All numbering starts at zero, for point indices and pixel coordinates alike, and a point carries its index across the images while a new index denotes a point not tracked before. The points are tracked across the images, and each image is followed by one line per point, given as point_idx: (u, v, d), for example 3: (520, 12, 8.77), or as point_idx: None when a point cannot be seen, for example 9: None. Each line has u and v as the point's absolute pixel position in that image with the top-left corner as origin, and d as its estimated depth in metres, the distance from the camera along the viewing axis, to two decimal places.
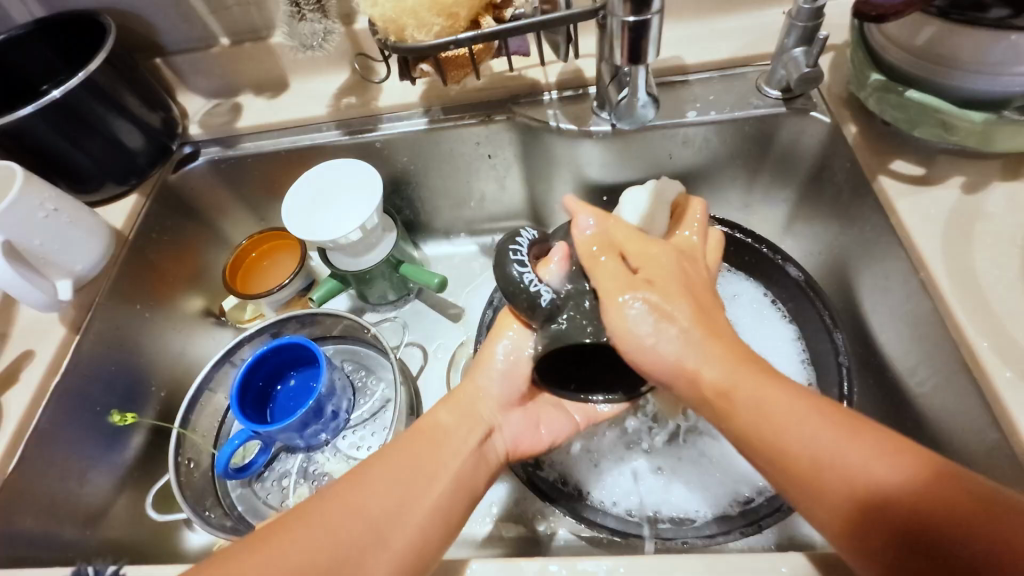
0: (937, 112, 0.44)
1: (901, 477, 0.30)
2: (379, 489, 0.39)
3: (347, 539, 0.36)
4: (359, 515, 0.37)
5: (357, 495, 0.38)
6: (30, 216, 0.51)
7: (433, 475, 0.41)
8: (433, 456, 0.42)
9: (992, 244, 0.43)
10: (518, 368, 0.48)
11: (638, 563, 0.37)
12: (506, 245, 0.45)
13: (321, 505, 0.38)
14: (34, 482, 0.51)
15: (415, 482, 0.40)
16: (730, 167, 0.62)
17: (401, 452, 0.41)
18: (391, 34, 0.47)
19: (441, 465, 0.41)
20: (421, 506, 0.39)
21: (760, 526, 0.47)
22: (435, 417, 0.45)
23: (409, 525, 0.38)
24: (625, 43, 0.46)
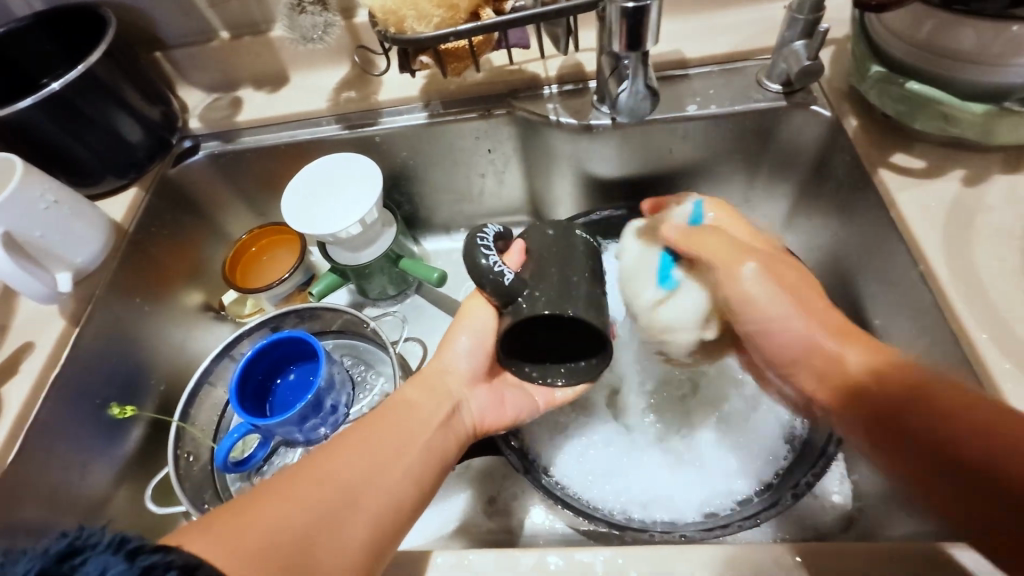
0: (937, 103, 0.45)
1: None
2: (352, 460, 0.39)
3: (326, 505, 0.36)
4: (335, 483, 0.37)
5: (328, 466, 0.38)
6: (31, 207, 0.51)
7: (407, 446, 0.42)
8: (403, 427, 0.43)
9: (992, 237, 0.43)
10: (483, 345, 0.50)
11: (636, 553, 0.37)
12: (474, 234, 0.45)
13: (295, 477, 0.37)
14: (35, 474, 0.52)
15: (388, 450, 0.41)
16: (730, 162, 0.62)
17: (368, 427, 0.42)
18: (391, 25, 0.47)
19: (412, 434, 0.43)
20: (397, 470, 0.40)
21: (757, 521, 0.46)
22: (401, 394, 0.46)
23: (386, 487, 0.39)
24: (624, 32, 0.46)
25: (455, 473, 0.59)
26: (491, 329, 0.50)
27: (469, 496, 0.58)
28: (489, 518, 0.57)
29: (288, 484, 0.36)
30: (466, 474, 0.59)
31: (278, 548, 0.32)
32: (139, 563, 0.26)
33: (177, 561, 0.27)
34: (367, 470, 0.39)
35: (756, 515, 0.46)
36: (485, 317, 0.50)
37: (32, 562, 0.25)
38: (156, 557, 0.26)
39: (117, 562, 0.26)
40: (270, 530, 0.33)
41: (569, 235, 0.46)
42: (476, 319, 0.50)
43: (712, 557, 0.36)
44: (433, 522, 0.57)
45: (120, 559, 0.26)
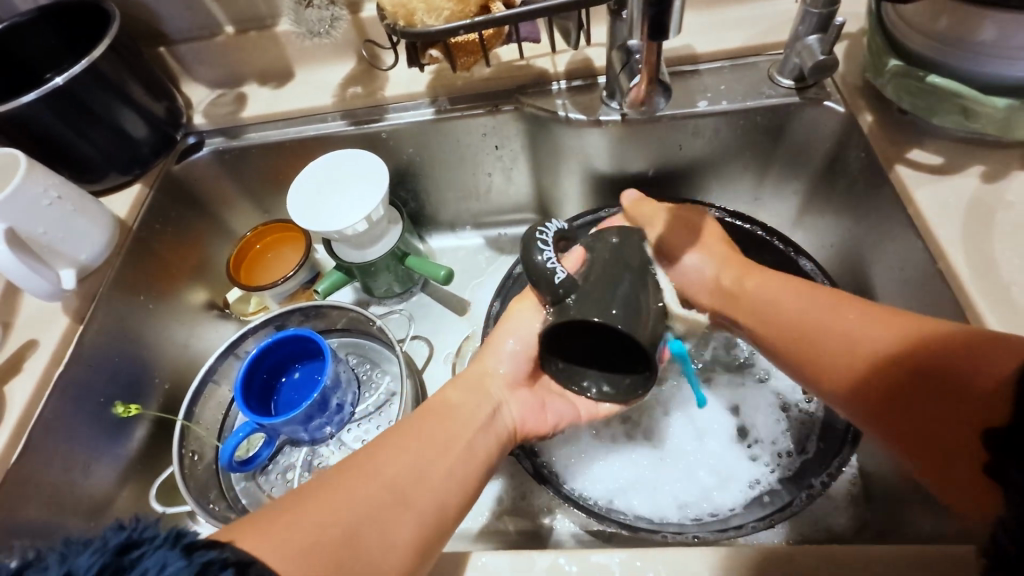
0: (958, 97, 0.44)
1: (881, 337, 0.37)
2: (405, 458, 0.39)
3: (379, 502, 0.35)
4: (378, 480, 0.37)
5: (379, 462, 0.38)
6: (34, 203, 0.50)
7: (456, 447, 0.42)
8: (454, 428, 0.43)
9: (1012, 234, 0.42)
10: (526, 349, 0.50)
11: (651, 555, 0.36)
12: (534, 232, 0.46)
13: (348, 474, 0.37)
14: (39, 473, 0.51)
15: (431, 449, 0.40)
16: (741, 159, 0.61)
17: (421, 427, 0.42)
18: (400, 18, 0.46)
19: (459, 435, 0.43)
20: (440, 469, 0.40)
21: (772, 522, 0.45)
22: (444, 396, 0.46)
23: (429, 485, 0.38)
24: (646, 22, 0.45)
25: None
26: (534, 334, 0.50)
27: (477, 495, 0.57)
28: (496, 519, 0.56)
29: (342, 481, 0.36)
30: None
31: (329, 543, 0.32)
32: (196, 558, 0.26)
33: (230, 557, 0.27)
34: (418, 469, 0.39)
35: (771, 518, 0.45)
36: (534, 318, 0.50)
37: (96, 555, 0.25)
38: (211, 554, 0.26)
39: (174, 557, 0.26)
40: (319, 527, 0.32)
41: (613, 247, 0.46)
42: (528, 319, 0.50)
43: (729, 559, 0.35)
44: None
45: (177, 555, 0.26)
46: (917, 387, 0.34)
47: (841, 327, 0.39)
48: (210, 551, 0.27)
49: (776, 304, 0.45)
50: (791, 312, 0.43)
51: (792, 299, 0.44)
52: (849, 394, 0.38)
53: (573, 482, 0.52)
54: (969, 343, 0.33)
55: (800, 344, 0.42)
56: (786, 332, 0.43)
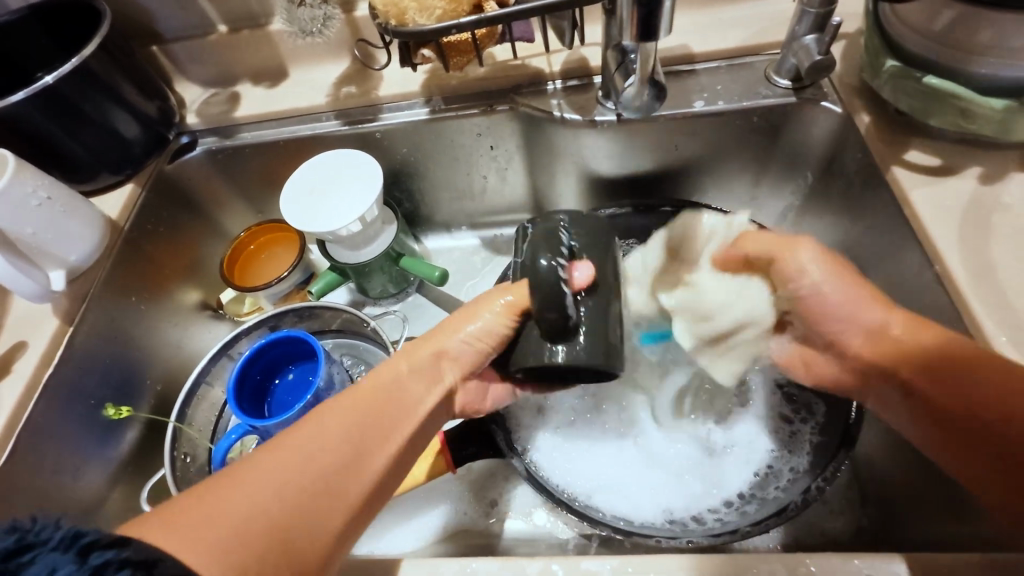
0: (955, 99, 0.43)
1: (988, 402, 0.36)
2: (336, 436, 0.38)
3: (306, 488, 0.35)
4: (311, 468, 0.36)
5: (305, 442, 0.37)
6: (23, 203, 0.50)
7: (389, 419, 0.41)
8: (391, 400, 0.42)
9: (1010, 236, 0.42)
10: (487, 337, 0.45)
11: (642, 561, 0.35)
12: (540, 250, 0.40)
13: (273, 456, 0.36)
14: (27, 476, 0.51)
15: (369, 436, 0.39)
16: (737, 159, 0.60)
17: (356, 400, 0.40)
18: (391, 18, 0.45)
19: (394, 408, 0.42)
20: (375, 457, 0.39)
21: (765, 527, 0.44)
22: (393, 370, 0.44)
23: (362, 475, 0.38)
24: (635, 22, 0.44)
25: (457, 475, 0.58)
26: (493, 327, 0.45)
27: (471, 497, 0.57)
28: (491, 522, 0.56)
29: (264, 466, 0.35)
30: (468, 476, 0.58)
31: (252, 533, 0.32)
32: (91, 560, 0.26)
33: (130, 556, 0.26)
34: (349, 447, 0.38)
35: (763, 522, 0.45)
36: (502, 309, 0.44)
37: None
38: (111, 553, 0.26)
39: (69, 559, 0.25)
40: (244, 515, 0.32)
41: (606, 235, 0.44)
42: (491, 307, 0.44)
43: (721, 565, 0.34)
44: (435, 526, 0.56)
45: (69, 558, 0.25)
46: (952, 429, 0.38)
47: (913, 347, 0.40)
48: (111, 550, 0.26)
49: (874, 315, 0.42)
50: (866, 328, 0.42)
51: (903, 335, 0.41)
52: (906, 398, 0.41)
53: (559, 479, 0.51)
54: None
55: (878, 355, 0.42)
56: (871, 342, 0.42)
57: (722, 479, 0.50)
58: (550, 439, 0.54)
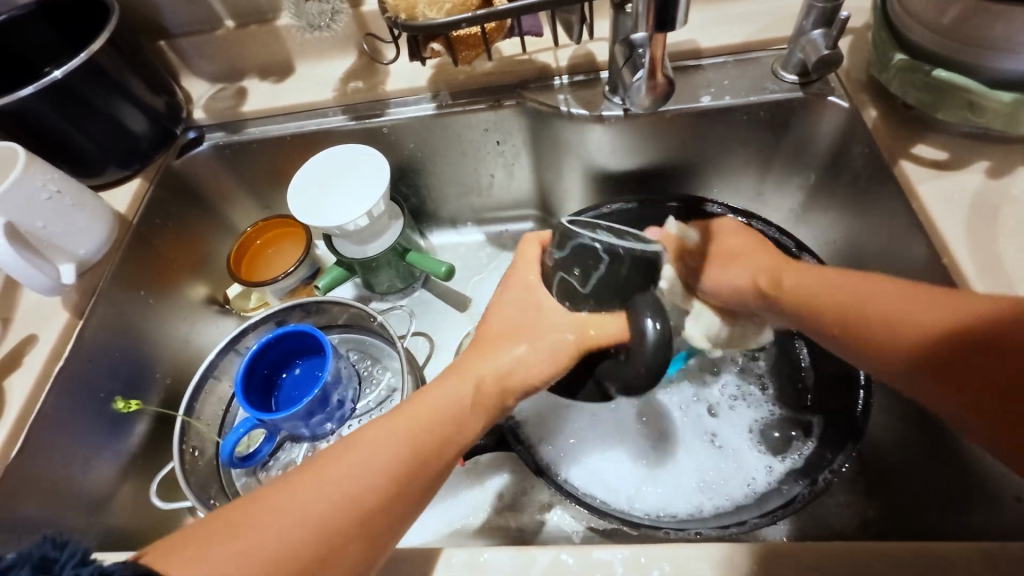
0: (965, 91, 0.43)
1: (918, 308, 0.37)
2: (374, 476, 0.35)
3: (341, 542, 0.32)
4: (351, 509, 0.33)
5: (340, 479, 0.34)
6: (33, 197, 0.50)
7: (431, 461, 0.37)
8: (439, 436, 0.38)
9: (1017, 230, 0.42)
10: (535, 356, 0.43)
11: (653, 550, 0.36)
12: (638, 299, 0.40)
13: (306, 492, 0.33)
14: (37, 469, 0.51)
15: (413, 473, 0.36)
16: (744, 154, 0.61)
17: (397, 436, 0.37)
18: (401, 12, 0.46)
19: (439, 444, 0.38)
20: (415, 499, 0.36)
21: (774, 519, 0.45)
22: (441, 394, 0.40)
23: (400, 517, 0.35)
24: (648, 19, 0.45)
25: (465, 469, 0.58)
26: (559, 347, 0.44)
27: (479, 491, 0.57)
28: (499, 513, 0.56)
29: (299, 505, 0.32)
30: (476, 469, 0.58)
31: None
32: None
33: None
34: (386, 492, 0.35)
35: (772, 513, 0.45)
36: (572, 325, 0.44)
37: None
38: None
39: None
40: (278, 557, 0.30)
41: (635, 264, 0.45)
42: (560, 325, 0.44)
43: (731, 555, 0.35)
44: (443, 518, 0.56)
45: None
46: (968, 350, 0.34)
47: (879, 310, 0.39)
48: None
49: (820, 288, 0.43)
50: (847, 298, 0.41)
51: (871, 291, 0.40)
52: (915, 356, 0.36)
53: (578, 481, 0.52)
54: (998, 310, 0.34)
55: (841, 328, 0.41)
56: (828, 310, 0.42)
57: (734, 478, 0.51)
58: (562, 438, 0.54)
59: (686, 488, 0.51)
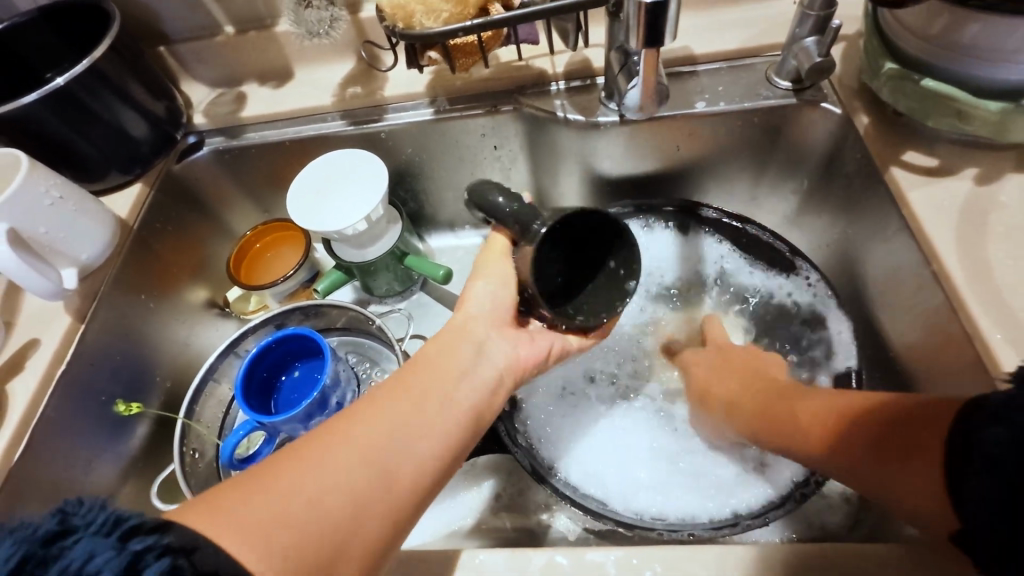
0: (953, 100, 0.44)
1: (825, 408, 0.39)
2: (384, 420, 0.36)
3: (360, 481, 0.33)
4: (364, 450, 0.34)
5: (351, 427, 0.35)
6: (35, 203, 0.50)
7: (437, 404, 0.39)
8: (440, 384, 0.40)
9: (1005, 236, 0.43)
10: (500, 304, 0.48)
11: (646, 552, 0.36)
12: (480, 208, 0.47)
13: (319, 442, 0.34)
14: (41, 472, 0.51)
15: (417, 415, 0.37)
16: (739, 159, 0.61)
17: (398, 387, 0.39)
18: (399, 20, 0.46)
19: (447, 395, 0.40)
20: (426, 441, 0.36)
21: (765, 519, 0.47)
22: (434, 354, 0.42)
23: (416, 461, 0.35)
24: (641, 26, 0.44)
25: (462, 471, 0.59)
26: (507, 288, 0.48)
27: (476, 493, 0.58)
28: (496, 515, 0.57)
29: (313, 452, 0.33)
30: (473, 471, 0.59)
31: (316, 523, 0.30)
32: (131, 545, 0.24)
33: (172, 543, 0.25)
34: (398, 433, 0.36)
35: (764, 513, 0.48)
36: (504, 260, 0.48)
37: (15, 542, 0.23)
38: (151, 539, 0.25)
39: (108, 545, 0.24)
40: (303, 507, 0.30)
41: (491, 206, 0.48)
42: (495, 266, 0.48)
43: (721, 557, 0.35)
44: (440, 520, 0.57)
45: (109, 543, 0.24)
46: (868, 450, 0.35)
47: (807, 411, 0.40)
48: (152, 536, 0.25)
49: (746, 390, 0.47)
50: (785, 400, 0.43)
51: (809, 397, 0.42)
52: (824, 453, 0.38)
53: (581, 481, 0.51)
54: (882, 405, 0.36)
55: (763, 421, 0.44)
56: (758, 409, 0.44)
57: (720, 488, 0.50)
58: (560, 437, 0.54)
59: (678, 493, 0.50)
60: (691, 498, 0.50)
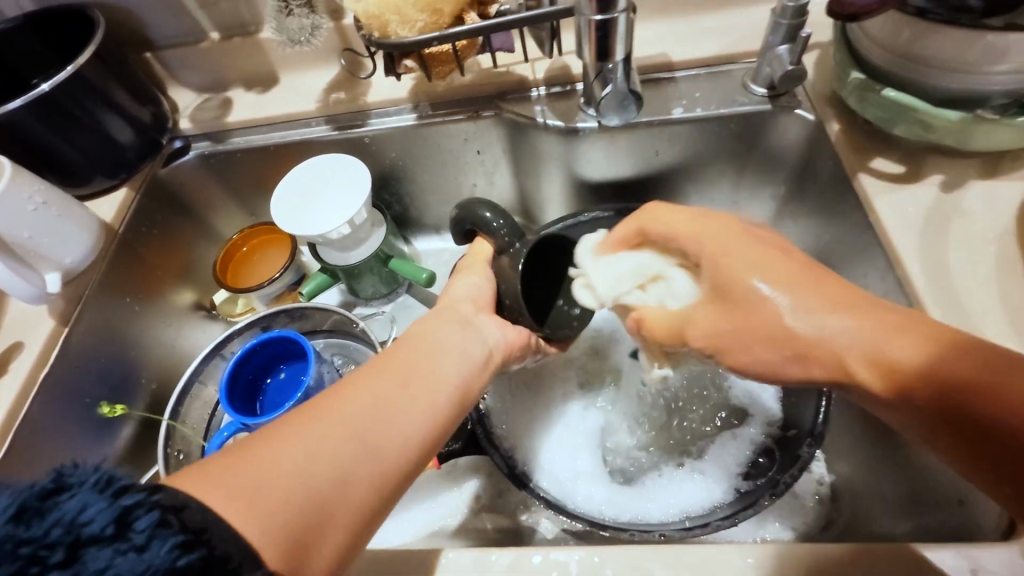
0: (915, 111, 0.44)
1: (910, 352, 0.33)
2: (370, 393, 0.36)
3: (342, 451, 0.33)
4: (348, 426, 0.34)
5: (337, 399, 0.35)
6: (19, 208, 0.51)
7: (425, 379, 0.39)
8: (426, 361, 0.40)
9: (967, 242, 0.43)
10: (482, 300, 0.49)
11: (610, 551, 0.37)
12: (472, 215, 0.50)
13: (305, 415, 0.34)
14: (25, 473, 0.52)
15: (403, 393, 0.37)
16: (717, 164, 0.62)
17: (387, 363, 0.39)
18: (375, 30, 0.47)
19: (434, 375, 0.39)
20: (411, 417, 0.36)
21: (735, 520, 0.47)
22: (423, 334, 0.43)
23: (401, 436, 0.36)
24: (593, 40, 0.47)
25: (443, 472, 0.59)
26: (484, 289, 0.49)
27: (457, 493, 0.59)
28: (476, 516, 0.58)
29: (297, 424, 0.33)
30: (454, 472, 0.59)
31: (299, 498, 0.30)
32: (122, 499, 0.25)
33: (163, 499, 0.26)
34: (382, 405, 0.36)
35: (733, 515, 0.47)
36: (481, 273, 0.50)
37: (13, 495, 0.24)
38: (141, 495, 0.26)
39: (99, 499, 0.25)
40: (287, 482, 0.30)
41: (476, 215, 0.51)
42: (472, 273, 0.50)
43: (683, 555, 0.36)
44: (421, 521, 0.57)
45: (103, 496, 0.25)
46: (933, 408, 0.33)
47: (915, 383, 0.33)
48: (144, 491, 0.26)
49: (802, 314, 0.37)
50: (874, 357, 0.34)
51: (911, 354, 0.33)
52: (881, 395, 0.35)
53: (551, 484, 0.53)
54: (973, 352, 0.32)
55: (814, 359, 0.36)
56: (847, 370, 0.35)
57: (673, 494, 0.52)
58: (534, 431, 0.56)
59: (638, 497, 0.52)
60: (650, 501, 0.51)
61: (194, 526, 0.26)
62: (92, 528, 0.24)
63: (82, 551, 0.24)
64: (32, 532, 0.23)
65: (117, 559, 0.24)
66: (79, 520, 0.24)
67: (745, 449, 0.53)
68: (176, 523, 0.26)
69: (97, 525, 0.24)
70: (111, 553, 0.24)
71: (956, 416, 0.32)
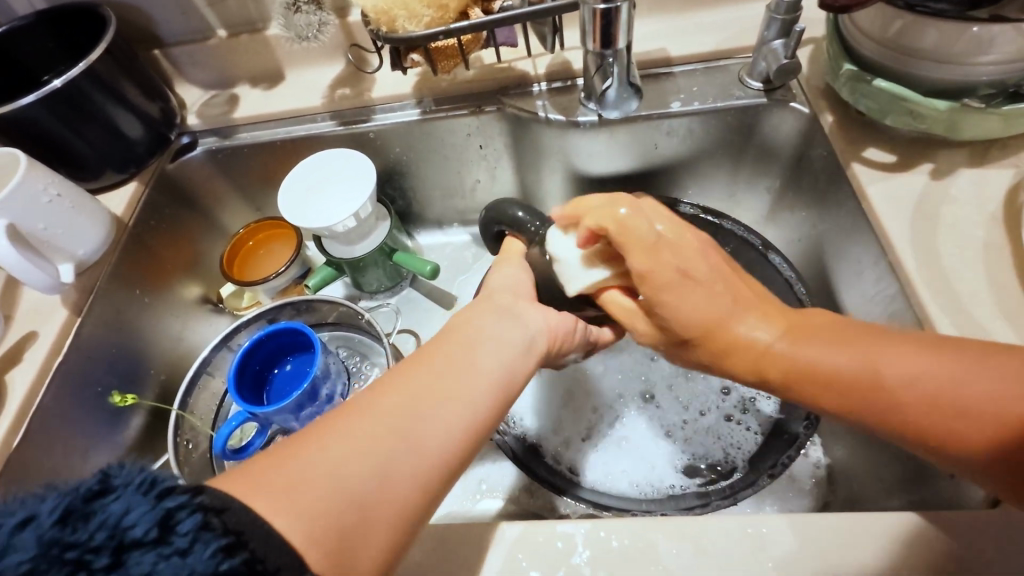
0: (904, 101, 0.46)
1: (964, 382, 0.31)
2: (409, 390, 0.36)
3: (382, 449, 0.32)
4: (383, 421, 0.34)
5: (378, 397, 0.35)
6: (34, 200, 0.52)
7: (466, 373, 0.38)
8: (467, 352, 0.40)
9: (957, 227, 0.45)
10: (522, 286, 0.49)
11: (614, 525, 0.38)
12: (501, 208, 0.57)
13: (347, 412, 0.34)
14: (40, 461, 0.53)
15: (444, 390, 0.37)
16: (713, 157, 0.64)
17: (426, 359, 0.39)
18: (382, 25, 0.49)
19: (472, 365, 0.39)
20: (450, 412, 0.36)
21: (735, 499, 0.49)
22: (464, 322, 0.43)
23: (442, 432, 0.35)
24: (598, 31, 0.49)
25: None
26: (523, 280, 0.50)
27: (463, 480, 0.60)
28: (482, 501, 0.59)
29: (339, 425, 0.33)
30: None
31: (340, 501, 0.30)
32: (165, 503, 0.25)
33: (205, 501, 0.26)
34: (423, 402, 0.35)
35: (733, 495, 0.49)
36: (518, 265, 0.51)
37: (64, 496, 0.25)
38: (184, 498, 0.26)
39: (143, 502, 0.25)
40: (327, 484, 0.30)
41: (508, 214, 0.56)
42: (512, 265, 0.51)
43: (683, 528, 0.37)
44: None
45: (147, 499, 0.25)
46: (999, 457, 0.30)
47: (830, 370, 0.35)
48: (185, 495, 0.26)
49: (824, 356, 0.35)
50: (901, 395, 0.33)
51: (826, 348, 0.36)
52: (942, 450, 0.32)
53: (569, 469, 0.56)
54: None
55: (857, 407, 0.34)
56: (777, 363, 0.37)
57: (678, 462, 0.55)
58: (545, 417, 0.59)
59: (635, 461, 0.56)
60: (652, 468, 0.55)
61: (234, 529, 0.26)
62: (136, 532, 0.24)
63: (126, 555, 0.24)
64: (79, 535, 0.24)
65: (159, 562, 0.24)
66: (124, 523, 0.25)
67: (749, 433, 0.55)
68: (216, 527, 0.25)
69: (141, 528, 0.25)
70: (155, 557, 0.24)
71: (874, 397, 0.33)
